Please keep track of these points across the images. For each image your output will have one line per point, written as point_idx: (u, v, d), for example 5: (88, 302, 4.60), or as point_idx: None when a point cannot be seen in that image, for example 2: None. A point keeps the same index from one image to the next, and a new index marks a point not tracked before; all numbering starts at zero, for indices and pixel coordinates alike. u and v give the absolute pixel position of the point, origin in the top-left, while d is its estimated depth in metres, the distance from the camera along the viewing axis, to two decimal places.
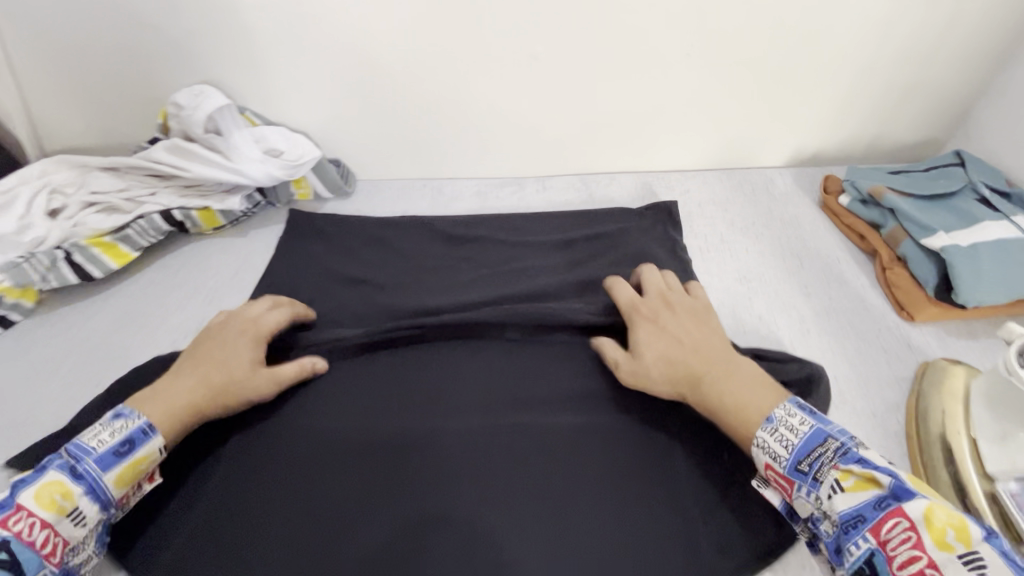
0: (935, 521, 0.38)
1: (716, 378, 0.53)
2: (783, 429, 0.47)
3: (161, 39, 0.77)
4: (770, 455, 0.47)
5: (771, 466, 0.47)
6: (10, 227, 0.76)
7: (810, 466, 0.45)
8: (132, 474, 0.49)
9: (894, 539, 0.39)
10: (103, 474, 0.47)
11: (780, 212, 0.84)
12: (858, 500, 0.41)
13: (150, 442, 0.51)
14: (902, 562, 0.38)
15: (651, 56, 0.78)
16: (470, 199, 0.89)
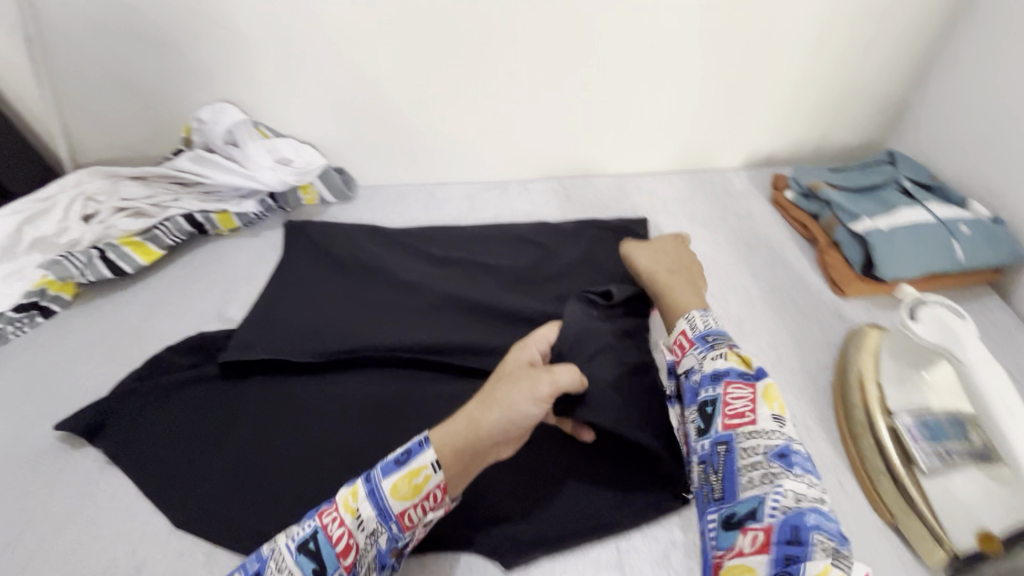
0: (771, 394, 0.55)
1: None
2: (707, 317, 0.64)
3: (182, 63, 0.86)
4: (689, 324, 0.63)
5: (684, 332, 0.63)
6: (51, 231, 0.85)
7: (711, 339, 0.60)
8: (406, 485, 0.49)
9: (735, 395, 0.56)
10: (382, 480, 0.49)
11: (735, 207, 0.94)
12: (733, 368, 0.57)
13: (425, 454, 0.50)
14: (732, 408, 0.55)
15: (613, 70, 0.90)
16: (460, 201, 1.00)
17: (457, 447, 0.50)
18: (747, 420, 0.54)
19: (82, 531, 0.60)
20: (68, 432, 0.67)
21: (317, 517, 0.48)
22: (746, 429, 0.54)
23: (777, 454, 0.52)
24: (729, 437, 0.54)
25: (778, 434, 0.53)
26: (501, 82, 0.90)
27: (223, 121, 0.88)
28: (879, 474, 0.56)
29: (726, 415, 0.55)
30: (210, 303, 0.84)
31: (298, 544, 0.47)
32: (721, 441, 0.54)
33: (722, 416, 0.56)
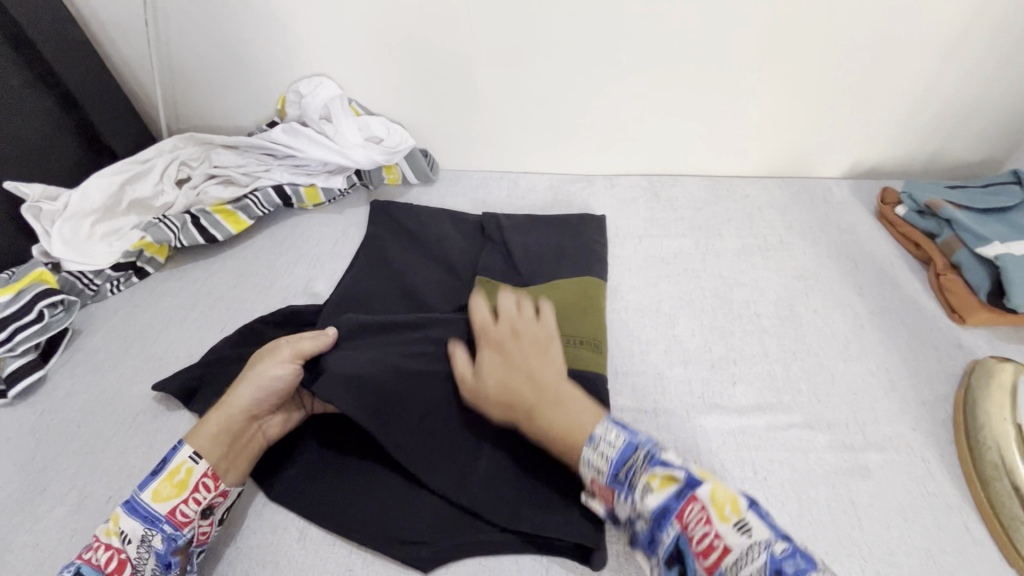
0: (718, 499, 0.45)
1: (545, 408, 0.55)
2: (602, 443, 0.51)
3: (284, 35, 0.86)
4: (592, 470, 0.51)
5: (595, 480, 0.51)
6: (147, 193, 0.86)
7: (625, 474, 0.49)
8: (167, 487, 0.52)
9: (691, 520, 0.45)
10: (140, 492, 0.52)
11: (837, 218, 0.89)
12: (666, 494, 0.47)
13: (182, 451, 0.54)
14: (698, 540, 0.44)
15: (722, 66, 0.85)
16: (544, 192, 0.97)
17: (217, 434, 0.55)
18: (719, 549, 0.43)
19: None
20: (165, 393, 0.68)
21: (80, 557, 0.49)
22: (728, 561, 0.43)
23: (771, 571, 0.41)
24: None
25: (754, 545, 0.42)
26: (604, 72, 0.87)
27: (320, 95, 0.88)
28: (1017, 521, 0.53)
29: (699, 554, 0.44)
30: (296, 277, 0.84)
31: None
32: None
33: (696, 557, 0.44)
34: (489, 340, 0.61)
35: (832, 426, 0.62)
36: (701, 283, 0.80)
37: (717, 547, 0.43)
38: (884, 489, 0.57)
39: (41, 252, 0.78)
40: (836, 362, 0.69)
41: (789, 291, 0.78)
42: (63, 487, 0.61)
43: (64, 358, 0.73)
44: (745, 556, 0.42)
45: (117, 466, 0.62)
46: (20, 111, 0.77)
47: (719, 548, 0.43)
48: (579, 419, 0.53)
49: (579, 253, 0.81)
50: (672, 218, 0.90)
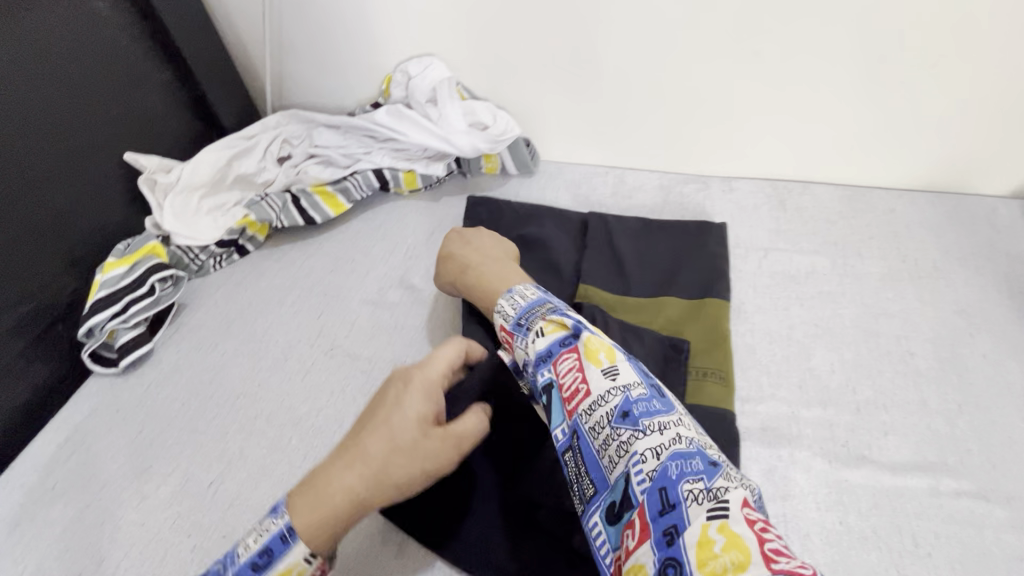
0: (593, 347, 0.47)
1: (486, 274, 0.63)
2: (516, 297, 0.55)
3: (396, 13, 0.82)
4: (503, 316, 0.55)
5: (502, 328, 0.55)
6: (251, 169, 0.86)
7: (527, 320, 0.53)
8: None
9: (564, 369, 0.48)
10: None
11: (1006, 247, 0.76)
12: (552, 340, 0.50)
13: (293, 551, 0.41)
14: (566, 387, 0.47)
15: (886, 63, 0.73)
16: (654, 191, 0.89)
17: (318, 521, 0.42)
18: (580, 394, 0.46)
19: (276, 487, 0.59)
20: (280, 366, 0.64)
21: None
22: (585, 405, 0.45)
23: (619, 415, 0.43)
24: (577, 424, 0.45)
25: (613, 390, 0.44)
26: (742, 62, 0.77)
27: (429, 78, 0.84)
28: None
29: (567, 401, 0.47)
30: (391, 266, 0.81)
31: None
32: (572, 432, 0.46)
33: (562, 403, 0.47)
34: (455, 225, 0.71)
35: (1013, 500, 0.52)
36: (840, 310, 0.70)
37: (580, 391, 0.46)
38: None
39: (153, 225, 0.79)
40: (1013, 421, 0.58)
41: (949, 328, 0.67)
42: (167, 467, 0.60)
43: (169, 332, 0.74)
44: (597, 404, 0.45)
45: (216, 451, 0.61)
46: (139, 82, 0.77)
47: (582, 392, 0.46)
48: (504, 286, 0.61)
49: (697, 266, 0.73)
50: (802, 231, 0.80)
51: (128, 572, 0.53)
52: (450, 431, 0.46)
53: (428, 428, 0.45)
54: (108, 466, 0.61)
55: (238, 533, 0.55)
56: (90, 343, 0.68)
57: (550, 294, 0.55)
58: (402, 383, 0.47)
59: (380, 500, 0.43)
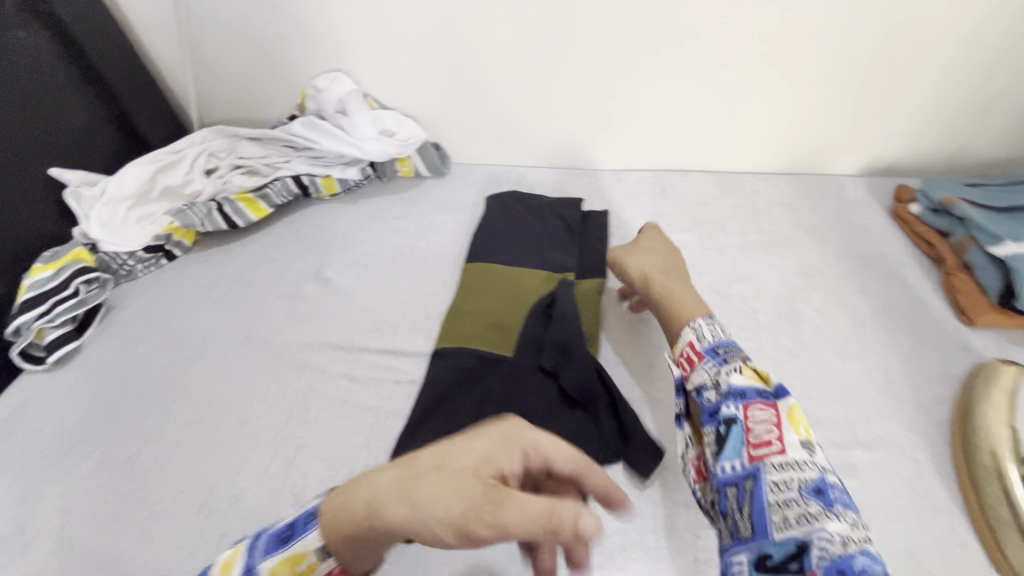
0: (796, 416, 0.49)
1: (674, 284, 0.66)
2: (713, 326, 0.59)
3: (303, 33, 0.91)
4: (696, 335, 0.58)
5: (690, 345, 0.58)
6: (178, 181, 0.93)
7: (722, 352, 0.55)
8: (286, 571, 0.43)
9: (756, 419, 0.49)
10: (262, 560, 0.43)
11: (849, 217, 0.87)
12: (748, 384, 0.52)
13: (309, 535, 0.43)
14: (755, 436, 0.48)
15: (728, 63, 0.85)
16: (551, 185, 0.99)
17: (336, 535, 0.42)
18: (772, 448, 0.47)
19: (188, 457, 0.65)
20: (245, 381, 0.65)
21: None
22: (774, 460, 0.46)
23: (813, 489, 0.44)
24: (756, 470, 0.46)
25: (810, 463, 0.46)
26: (609, 66, 0.88)
27: (337, 90, 0.93)
28: (1004, 524, 0.51)
29: (750, 445, 0.48)
30: (308, 261, 0.88)
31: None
32: (747, 476, 0.46)
33: (744, 445, 0.48)
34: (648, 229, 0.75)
35: (821, 422, 0.62)
36: (700, 278, 0.79)
37: (771, 446, 0.47)
38: (870, 488, 0.56)
39: (81, 234, 0.85)
40: (831, 359, 0.68)
41: (789, 287, 0.77)
42: (89, 447, 0.66)
43: (97, 331, 0.80)
44: (791, 465, 0.46)
45: (135, 431, 0.68)
46: (63, 102, 0.83)
47: (774, 447, 0.47)
48: (688, 301, 0.64)
49: (577, 247, 0.82)
50: (676, 214, 0.90)
51: (47, 537, 0.59)
52: (507, 520, 0.38)
53: (484, 522, 0.38)
54: (34, 450, 0.66)
55: (151, 498, 0.61)
56: (19, 342, 0.73)
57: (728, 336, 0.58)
58: (488, 489, 0.39)
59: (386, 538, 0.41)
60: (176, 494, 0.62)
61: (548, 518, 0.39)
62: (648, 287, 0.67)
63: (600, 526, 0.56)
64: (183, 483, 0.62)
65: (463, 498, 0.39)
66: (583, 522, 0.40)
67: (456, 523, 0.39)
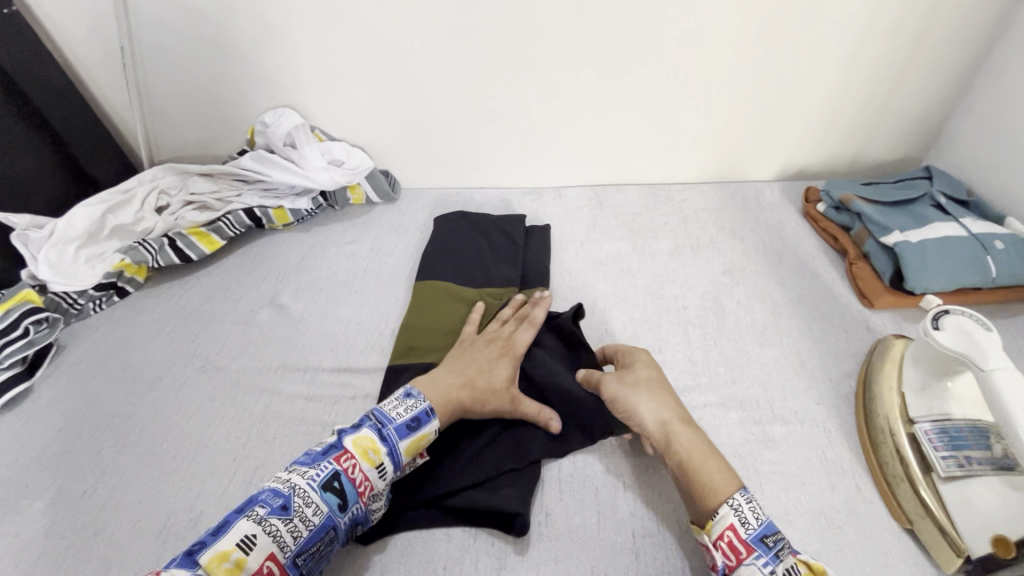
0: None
1: (694, 440, 0.57)
2: (755, 504, 0.52)
3: (251, 73, 0.95)
4: (742, 519, 0.51)
5: (733, 528, 0.50)
6: (129, 220, 0.94)
7: (774, 543, 0.49)
8: (415, 447, 0.58)
9: None
10: (398, 442, 0.57)
11: (766, 218, 0.96)
12: None
13: (432, 423, 0.59)
14: None
15: (649, 85, 0.93)
16: (497, 204, 1.05)
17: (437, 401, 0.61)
18: None
19: (145, 486, 0.66)
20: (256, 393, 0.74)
21: (334, 460, 0.54)
22: None
23: None
24: None
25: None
26: (542, 92, 0.95)
27: (283, 125, 0.96)
28: (897, 478, 0.57)
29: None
30: (262, 290, 0.91)
31: (321, 485, 0.52)
32: None
33: None
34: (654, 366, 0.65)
35: (744, 404, 0.68)
36: (635, 281, 0.86)
37: None
38: (787, 457, 0.62)
39: (29, 275, 0.86)
40: (752, 346, 0.75)
41: (715, 284, 0.84)
42: (42, 484, 0.67)
43: (48, 370, 0.80)
44: None
45: (90, 464, 0.68)
46: (9, 148, 0.85)
47: None
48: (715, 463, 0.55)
49: (521, 259, 0.88)
50: (612, 224, 0.97)
51: None
52: (522, 398, 0.63)
53: (513, 387, 0.64)
54: None
55: (108, 528, 0.62)
56: None
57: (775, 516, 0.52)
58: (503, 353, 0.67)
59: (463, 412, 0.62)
60: (134, 522, 0.63)
61: (540, 408, 0.63)
62: (669, 444, 0.57)
63: (545, 515, 0.60)
64: (141, 511, 0.64)
65: (491, 374, 0.64)
66: (552, 422, 0.63)
67: (502, 388, 0.63)
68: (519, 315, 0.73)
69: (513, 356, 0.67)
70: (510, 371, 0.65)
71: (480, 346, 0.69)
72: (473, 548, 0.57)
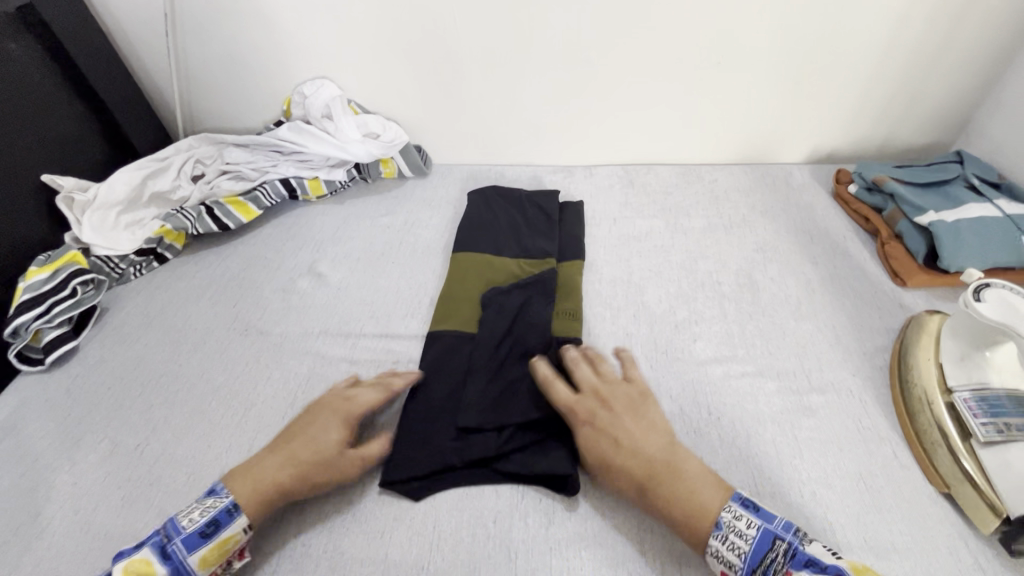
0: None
1: (667, 477, 0.54)
2: (732, 536, 0.50)
3: (289, 44, 0.95)
4: (725, 563, 0.51)
5: (726, 575, 0.51)
6: (166, 187, 0.95)
7: (764, 574, 0.49)
8: (215, 554, 0.52)
9: None
10: (187, 556, 0.50)
11: (797, 199, 0.97)
12: None
13: (235, 523, 0.53)
14: None
15: (687, 66, 0.94)
16: (528, 181, 1.06)
17: (252, 491, 0.55)
18: None
19: (197, 441, 0.68)
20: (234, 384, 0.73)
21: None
22: None
23: None
24: None
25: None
26: (579, 71, 0.95)
27: (322, 96, 0.98)
28: (935, 445, 0.59)
29: None
30: (300, 259, 0.92)
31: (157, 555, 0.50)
32: None
33: None
34: (598, 400, 0.61)
35: (781, 374, 0.69)
36: (669, 257, 0.87)
37: None
38: (826, 425, 0.64)
39: (72, 238, 0.87)
40: (787, 320, 0.76)
41: (748, 262, 0.86)
42: (96, 438, 0.68)
43: (93, 331, 0.81)
44: None
45: (141, 420, 0.70)
46: (53, 112, 0.86)
47: None
48: (701, 491, 0.53)
49: (556, 233, 0.89)
50: (645, 202, 0.98)
51: (61, 522, 0.61)
52: (358, 453, 0.60)
53: (343, 451, 0.59)
54: (39, 444, 0.68)
55: (163, 480, 0.64)
56: (16, 344, 0.74)
57: (770, 518, 0.51)
58: (337, 411, 0.62)
59: (291, 490, 0.56)
60: (188, 474, 0.65)
61: (341, 446, 0.59)
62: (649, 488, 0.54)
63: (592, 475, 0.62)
64: (194, 464, 0.65)
65: (311, 435, 0.59)
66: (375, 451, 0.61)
67: (329, 452, 0.58)
68: (382, 381, 0.67)
69: (345, 417, 0.62)
70: (337, 432, 0.60)
71: (317, 406, 0.63)
72: (522, 504, 0.59)
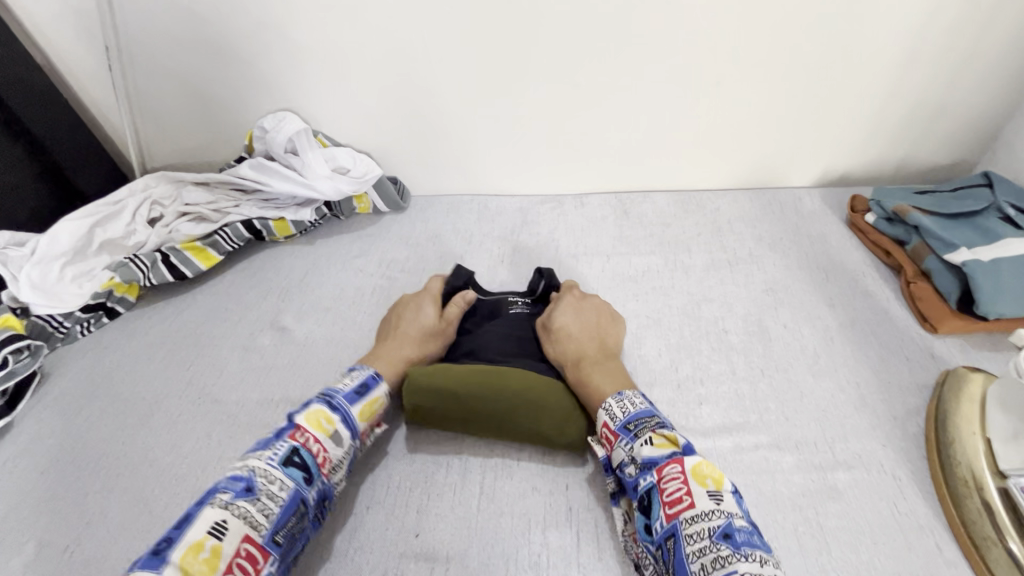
0: (702, 471, 0.47)
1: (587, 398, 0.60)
2: (626, 401, 0.56)
3: (248, 74, 0.87)
4: (608, 414, 0.56)
5: (606, 424, 0.56)
6: (119, 233, 0.87)
7: (634, 427, 0.53)
8: (200, 547, 0.42)
9: (670, 476, 0.48)
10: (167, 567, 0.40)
11: (808, 229, 0.88)
12: (661, 452, 0.50)
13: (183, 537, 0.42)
14: (669, 493, 0.47)
15: (683, 85, 0.85)
16: (514, 214, 0.97)
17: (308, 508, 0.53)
18: (684, 503, 0.46)
19: (135, 539, 0.59)
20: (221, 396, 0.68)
21: (289, 438, 0.50)
22: (687, 514, 0.45)
23: (721, 535, 0.43)
24: (675, 527, 0.45)
25: (717, 510, 0.44)
26: (565, 92, 0.87)
27: (284, 129, 0.88)
28: (989, 541, 0.51)
29: (666, 504, 0.47)
30: (264, 309, 0.84)
31: (281, 462, 0.49)
32: (669, 534, 0.45)
33: (662, 505, 0.47)
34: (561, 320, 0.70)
35: (801, 446, 0.60)
36: (669, 301, 0.78)
37: (684, 501, 0.46)
38: (855, 510, 0.55)
39: (9, 297, 0.79)
40: (804, 377, 0.67)
41: (757, 305, 0.77)
42: (21, 537, 0.60)
43: (31, 404, 0.73)
44: (703, 516, 0.44)
45: (74, 513, 0.62)
46: None
47: (686, 502, 0.46)
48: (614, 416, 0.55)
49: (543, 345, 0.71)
50: (642, 236, 0.90)
51: None
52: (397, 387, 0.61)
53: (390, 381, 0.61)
54: None
55: None
56: None
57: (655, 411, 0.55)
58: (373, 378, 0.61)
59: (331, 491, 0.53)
60: None
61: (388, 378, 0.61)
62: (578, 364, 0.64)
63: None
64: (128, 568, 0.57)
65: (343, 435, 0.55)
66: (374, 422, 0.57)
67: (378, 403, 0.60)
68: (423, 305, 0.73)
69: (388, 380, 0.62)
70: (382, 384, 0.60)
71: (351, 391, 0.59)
72: None
